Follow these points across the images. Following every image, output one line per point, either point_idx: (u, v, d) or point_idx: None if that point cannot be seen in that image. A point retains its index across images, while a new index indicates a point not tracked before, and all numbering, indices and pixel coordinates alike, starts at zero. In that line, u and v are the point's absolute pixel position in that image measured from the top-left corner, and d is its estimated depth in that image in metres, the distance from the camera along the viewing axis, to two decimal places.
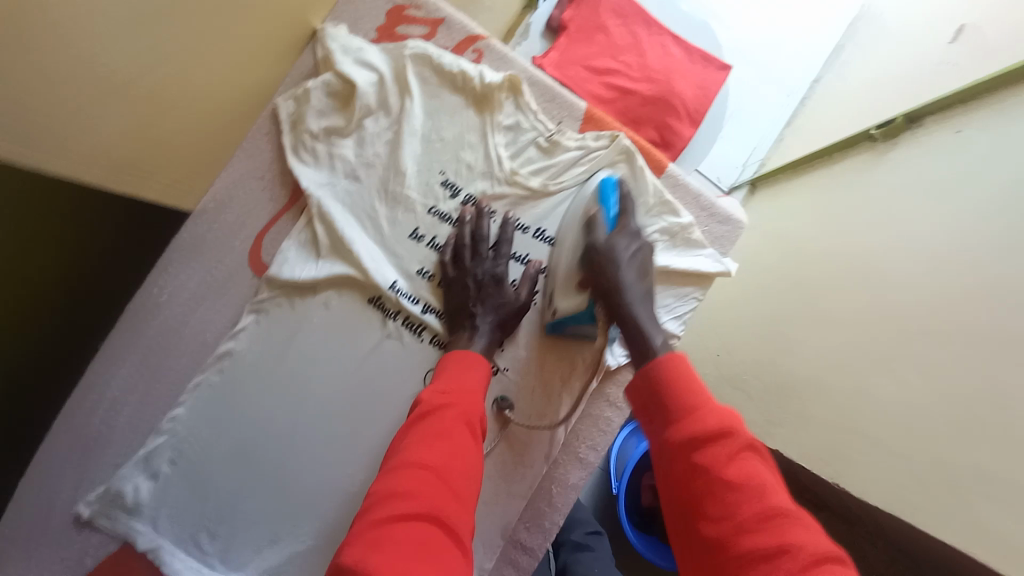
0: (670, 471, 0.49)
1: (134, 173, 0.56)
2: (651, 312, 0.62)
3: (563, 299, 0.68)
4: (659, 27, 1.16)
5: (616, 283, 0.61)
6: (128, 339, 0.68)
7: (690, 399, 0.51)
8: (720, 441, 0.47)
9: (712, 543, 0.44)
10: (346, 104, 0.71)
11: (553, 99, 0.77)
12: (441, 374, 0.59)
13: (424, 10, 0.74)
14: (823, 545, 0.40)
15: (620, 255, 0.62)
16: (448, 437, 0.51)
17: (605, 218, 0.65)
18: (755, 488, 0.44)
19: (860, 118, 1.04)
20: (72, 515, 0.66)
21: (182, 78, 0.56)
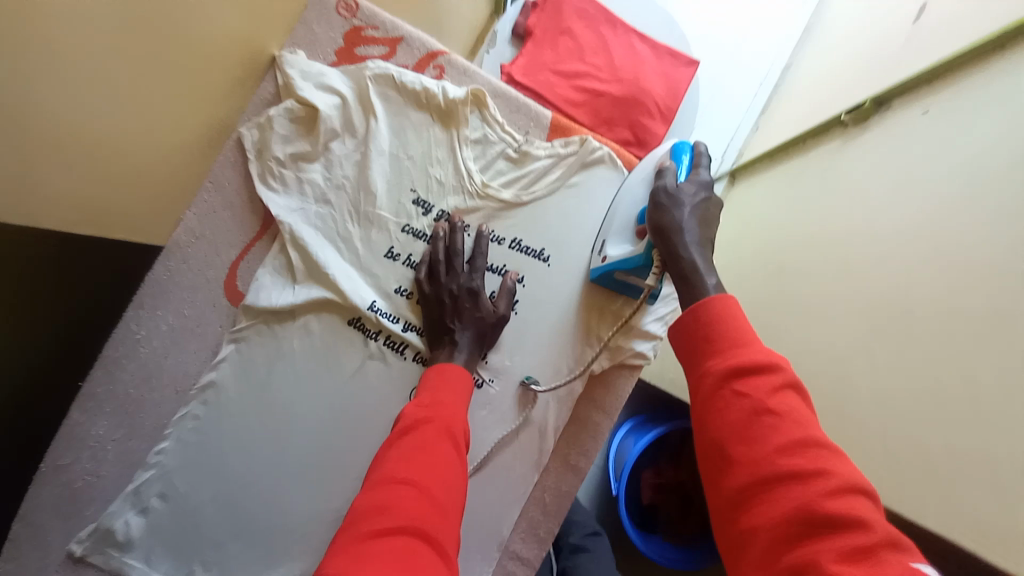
0: (699, 398, 0.45)
1: (104, 211, 0.56)
2: (710, 260, 0.56)
3: (617, 247, 0.69)
4: (624, 26, 1.17)
5: (675, 223, 0.58)
6: (109, 379, 0.68)
7: (735, 332, 0.46)
8: (762, 371, 0.42)
9: (738, 469, 0.40)
10: (310, 128, 0.71)
11: (517, 109, 0.78)
12: (424, 389, 0.59)
13: (382, 30, 0.75)
14: (856, 475, 0.37)
15: (682, 200, 0.60)
16: (429, 451, 0.51)
17: (675, 170, 0.64)
18: (794, 415, 0.40)
19: (832, 103, 1.04)
20: (66, 552, 0.67)
21: (140, 112, 0.57)
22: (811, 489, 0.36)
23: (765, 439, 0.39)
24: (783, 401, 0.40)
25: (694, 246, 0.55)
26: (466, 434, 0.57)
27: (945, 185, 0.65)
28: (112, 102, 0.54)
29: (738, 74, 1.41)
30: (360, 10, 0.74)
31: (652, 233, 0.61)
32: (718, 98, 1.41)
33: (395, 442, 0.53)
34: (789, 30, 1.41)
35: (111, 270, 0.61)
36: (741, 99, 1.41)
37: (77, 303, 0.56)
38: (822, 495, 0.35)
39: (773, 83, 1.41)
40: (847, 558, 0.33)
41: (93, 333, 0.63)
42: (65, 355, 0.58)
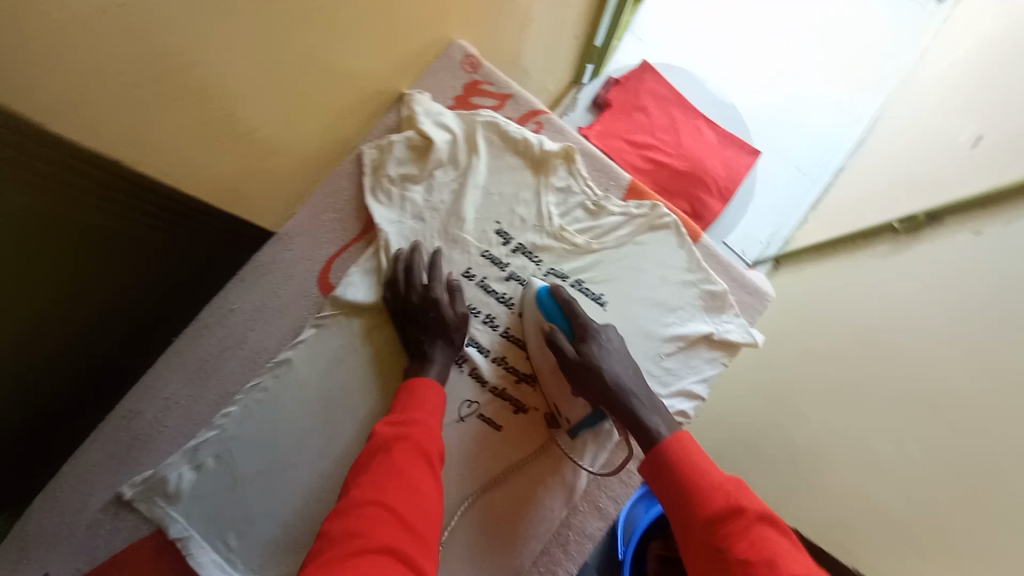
0: (697, 547, 0.56)
1: (209, 186, 0.63)
2: (643, 398, 0.70)
3: (568, 405, 0.76)
4: (695, 112, 1.29)
5: (607, 386, 0.71)
6: (198, 340, 0.76)
7: (698, 479, 0.59)
8: (733, 517, 0.54)
9: None
10: (421, 156, 0.81)
11: (601, 168, 0.86)
12: (396, 409, 0.67)
13: (496, 86, 0.87)
14: None
15: (593, 360, 0.71)
16: (404, 472, 0.59)
17: (561, 330, 0.75)
18: (772, 559, 0.50)
19: (882, 210, 1.11)
20: (115, 494, 0.72)
21: (279, 105, 0.64)
22: None
23: None
24: (755, 545, 0.52)
25: (630, 398, 0.69)
26: (438, 447, 0.64)
27: (989, 300, 0.69)
28: (258, 109, 0.62)
29: (791, 170, 1.51)
30: (481, 67, 0.85)
31: (593, 397, 0.72)
32: (769, 188, 1.49)
33: (367, 464, 0.61)
34: (845, 138, 1.51)
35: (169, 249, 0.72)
36: (792, 193, 1.49)
37: (105, 269, 0.65)
38: None
39: (824, 182, 1.49)
40: None
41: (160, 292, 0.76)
42: (106, 311, 0.69)
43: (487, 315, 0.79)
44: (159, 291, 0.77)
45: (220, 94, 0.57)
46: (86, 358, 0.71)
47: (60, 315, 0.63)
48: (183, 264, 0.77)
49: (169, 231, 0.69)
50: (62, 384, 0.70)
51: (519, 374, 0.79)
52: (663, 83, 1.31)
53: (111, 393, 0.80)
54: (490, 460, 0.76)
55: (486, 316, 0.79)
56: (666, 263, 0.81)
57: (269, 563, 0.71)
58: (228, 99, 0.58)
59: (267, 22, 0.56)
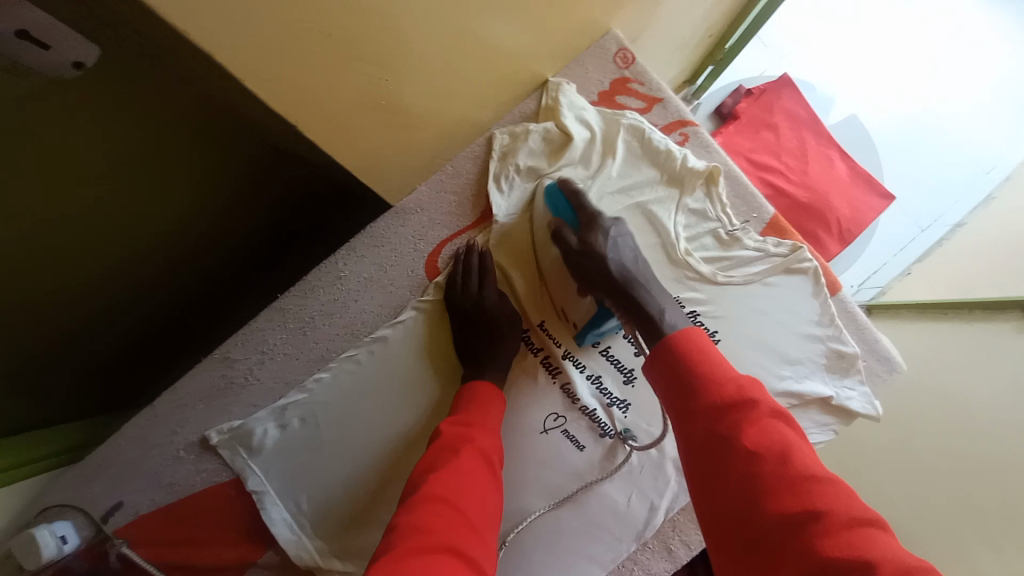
0: (694, 434, 0.50)
1: (352, 151, 0.65)
2: (655, 289, 0.63)
3: (573, 307, 0.72)
4: (829, 139, 1.17)
5: (610, 273, 0.64)
6: (302, 300, 0.75)
7: (707, 366, 0.52)
8: (744, 408, 0.49)
9: (739, 503, 0.45)
10: (554, 151, 0.77)
11: (742, 196, 0.80)
12: (457, 410, 0.65)
13: (647, 87, 0.82)
14: (852, 506, 0.42)
15: (597, 250, 0.65)
16: (464, 471, 0.56)
17: (567, 225, 0.69)
18: (782, 454, 0.46)
19: (1014, 283, 0.97)
20: (200, 436, 0.74)
21: (431, 58, 0.59)
22: (811, 525, 0.41)
23: (760, 476, 0.45)
24: (764, 437, 0.47)
25: (641, 289, 0.62)
26: (498, 453, 0.63)
27: None
28: (416, 86, 0.62)
29: (903, 213, 1.34)
30: (634, 64, 0.80)
31: (594, 288, 0.66)
32: (877, 231, 1.33)
33: (433, 463, 0.57)
34: (969, 189, 1.32)
35: (199, 189, 0.76)
36: (898, 239, 1.33)
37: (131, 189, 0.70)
38: (824, 531, 0.40)
39: (935, 235, 1.32)
40: None
41: (213, 241, 0.86)
42: (129, 233, 0.74)
43: None
44: (214, 242, 0.87)
45: (394, 70, 0.57)
46: (97, 272, 0.77)
47: (85, 219, 0.69)
48: (210, 209, 0.81)
49: (196, 169, 0.73)
50: (96, 299, 0.80)
51: (612, 398, 0.75)
52: (801, 103, 1.19)
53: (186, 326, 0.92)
54: (565, 477, 0.74)
55: None
56: (795, 312, 0.75)
57: (336, 531, 0.72)
58: (397, 75, 0.58)
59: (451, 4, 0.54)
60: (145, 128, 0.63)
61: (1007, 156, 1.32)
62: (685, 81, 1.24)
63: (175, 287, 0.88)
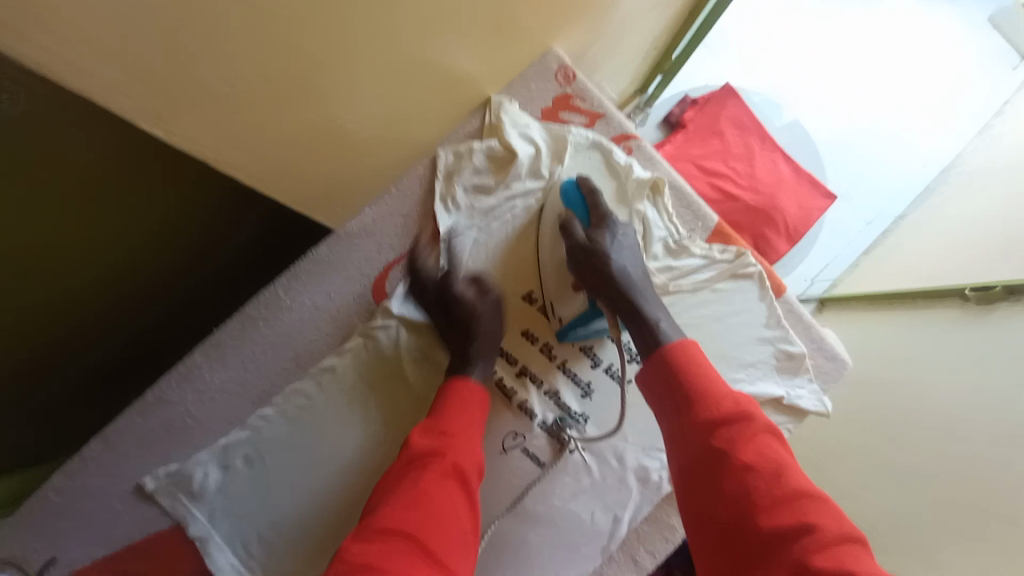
0: (691, 449, 0.52)
1: (288, 166, 0.65)
2: (650, 294, 0.66)
3: (563, 302, 0.73)
4: (773, 144, 1.21)
5: (612, 274, 0.65)
6: (245, 333, 0.72)
7: (699, 386, 0.54)
8: (740, 424, 0.51)
9: (734, 519, 0.47)
10: (499, 168, 0.78)
11: (688, 206, 0.81)
12: (439, 412, 0.61)
13: (588, 103, 0.84)
14: (843, 524, 0.44)
15: (603, 248, 0.67)
16: (430, 497, 0.53)
17: (578, 219, 0.71)
18: (776, 472, 0.48)
19: (952, 271, 1.04)
20: (135, 485, 0.69)
21: (358, 84, 0.60)
22: (802, 543, 0.43)
23: (757, 492, 0.47)
24: (757, 453, 0.49)
25: (645, 299, 0.64)
26: (477, 465, 0.58)
27: None
28: (358, 95, 0.61)
29: (849, 209, 1.39)
30: (575, 82, 0.82)
31: (594, 288, 0.67)
32: (826, 227, 1.38)
33: (400, 482, 0.55)
34: (908, 186, 1.39)
35: (151, 227, 0.72)
36: (846, 233, 1.38)
37: (85, 233, 0.65)
38: (816, 546, 0.42)
39: (881, 228, 1.38)
40: None
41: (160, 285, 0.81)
42: (73, 283, 0.70)
43: (546, 344, 0.76)
44: (162, 286, 0.82)
45: (317, 97, 0.58)
46: (58, 322, 0.71)
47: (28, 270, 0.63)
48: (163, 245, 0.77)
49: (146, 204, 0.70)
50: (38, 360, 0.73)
51: (570, 412, 0.74)
52: (746, 110, 1.23)
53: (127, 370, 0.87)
54: (526, 496, 0.72)
55: (542, 344, 0.76)
56: (743, 316, 0.76)
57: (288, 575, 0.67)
58: (333, 86, 0.58)
59: (377, 13, 0.53)
60: (84, 174, 0.59)
61: (940, 152, 1.40)
62: (635, 91, 1.21)
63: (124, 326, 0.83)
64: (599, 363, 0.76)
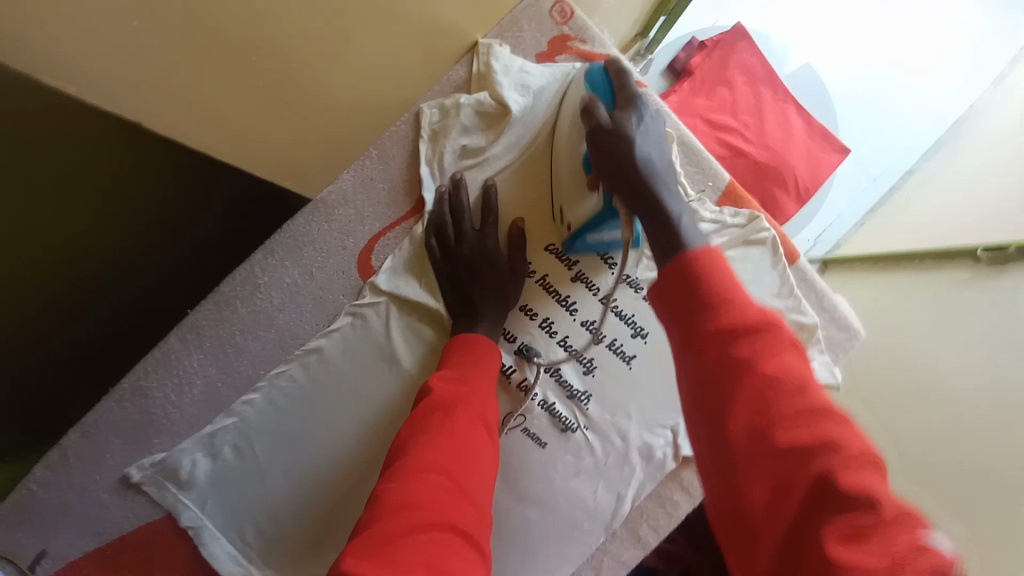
0: (697, 360, 0.42)
1: (258, 152, 0.66)
2: (675, 187, 0.55)
3: (573, 208, 0.66)
4: (786, 94, 1.12)
5: (632, 159, 0.53)
6: (222, 314, 0.67)
7: (717, 288, 0.43)
8: (761, 332, 0.41)
9: (740, 438, 0.39)
10: (491, 125, 0.71)
11: (697, 164, 0.75)
12: (448, 364, 0.60)
13: (589, 44, 0.74)
14: (866, 443, 0.37)
15: (628, 131, 0.55)
16: (460, 438, 0.51)
17: (602, 102, 0.57)
18: (797, 386, 0.39)
19: (960, 229, 0.99)
20: (121, 476, 0.66)
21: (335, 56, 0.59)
22: (821, 465, 0.36)
23: (771, 409, 0.39)
24: (778, 365, 0.40)
25: (669, 192, 0.53)
26: (494, 413, 0.57)
27: None
28: (327, 81, 0.61)
29: (858, 165, 1.33)
30: (573, 19, 0.74)
31: (611, 182, 0.56)
32: (834, 185, 1.31)
33: (423, 428, 0.52)
34: (919, 138, 1.32)
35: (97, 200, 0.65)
36: (853, 190, 1.33)
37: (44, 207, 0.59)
38: (836, 467, 0.35)
39: (889, 184, 1.32)
40: (854, 544, 0.33)
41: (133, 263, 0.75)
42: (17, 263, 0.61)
43: (546, 319, 0.72)
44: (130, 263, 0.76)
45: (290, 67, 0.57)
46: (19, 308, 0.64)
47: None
48: None
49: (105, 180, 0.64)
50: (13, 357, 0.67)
51: (572, 391, 0.72)
52: (757, 55, 1.14)
53: None
54: (527, 476, 0.70)
55: (542, 319, 0.72)
56: (753, 285, 0.72)
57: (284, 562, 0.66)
58: (298, 70, 0.58)
59: None
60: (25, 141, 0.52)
61: (955, 100, 1.32)
62: (636, 35, 1.09)
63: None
64: (601, 338, 0.73)
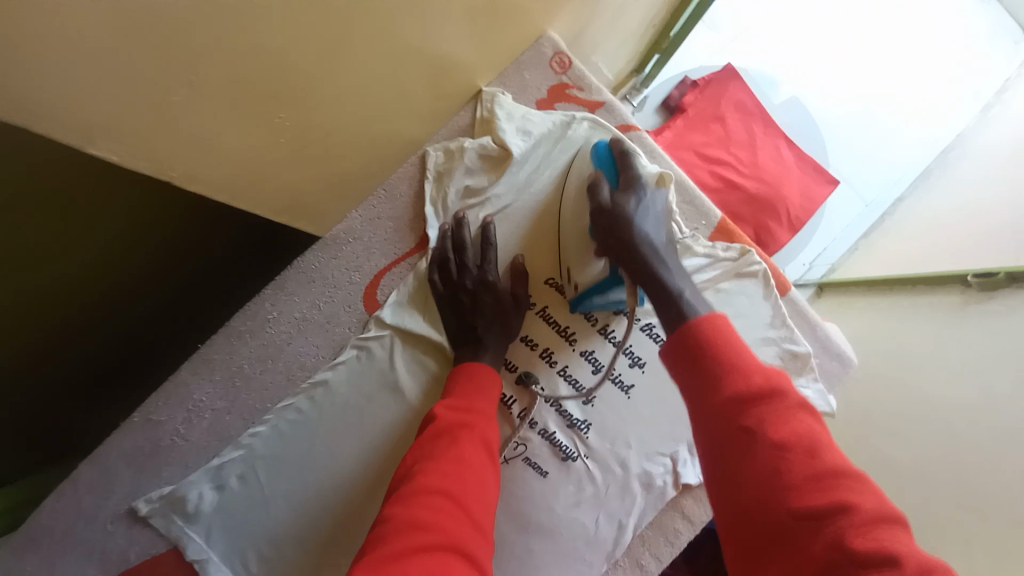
0: (710, 429, 0.45)
1: (253, 176, 0.58)
2: (675, 266, 0.60)
3: (580, 271, 0.70)
4: (776, 128, 1.17)
5: (635, 241, 0.60)
6: (231, 348, 0.69)
7: (725, 357, 0.46)
8: (770, 398, 0.44)
9: (754, 502, 0.41)
10: (494, 167, 0.75)
11: (691, 202, 0.78)
12: (454, 390, 0.62)
13: (586, 92, 0.80)
14: (885, 507, 0.38)
15: (627, 213, 0.62)
16: (465, 462, 0.52)
17: (606, 180, 0.65)
18: (809, 449, 0.41)
19: (948, 257, 1.01)
20: (127, 507, 0.66)
21: (348, 102, 0.59)
22: (837, 529, 0.37)
23: (782, 471, 0.41)
24: (788, 429, 0.42)
25: (672, 275, 0.57)
26: (497, 438, 0.59)
27: None
28: (338, 124, 0.61)
29: (849, 192, 1.36)
30: (571, 69, 0.78)
31: (616, 257, 0.62)
32: (827, 212, 1.34)
33: (429, 451, 0.53)
34: (908, 166, 1.36)
35: (116, 231, 0.69)
36: (845, 216, 1.36)
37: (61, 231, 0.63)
38: (853, 530, 0.36)
39: (880, 209, 1.35)
40: None
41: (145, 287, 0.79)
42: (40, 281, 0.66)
43: (546, 349, 0.74)
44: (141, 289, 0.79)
45: (308, 113, 0.57)
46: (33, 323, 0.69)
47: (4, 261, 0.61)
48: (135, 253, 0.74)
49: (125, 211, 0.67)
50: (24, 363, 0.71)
51: (573, 420, 0.73)
52: (747, 92, 1.19)
53: (110, 384, 0.83)
54: (529, 506, 0.71)
55: (543, 349, 0.74)
56: (746, 316, 0.75)
57: None
58: (309, 113, 0.57)
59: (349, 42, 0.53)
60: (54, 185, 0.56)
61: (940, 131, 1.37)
62: (631, 72, 1.15)
63: (98, 341, 0.78)
64: (601, 368, 0.74)
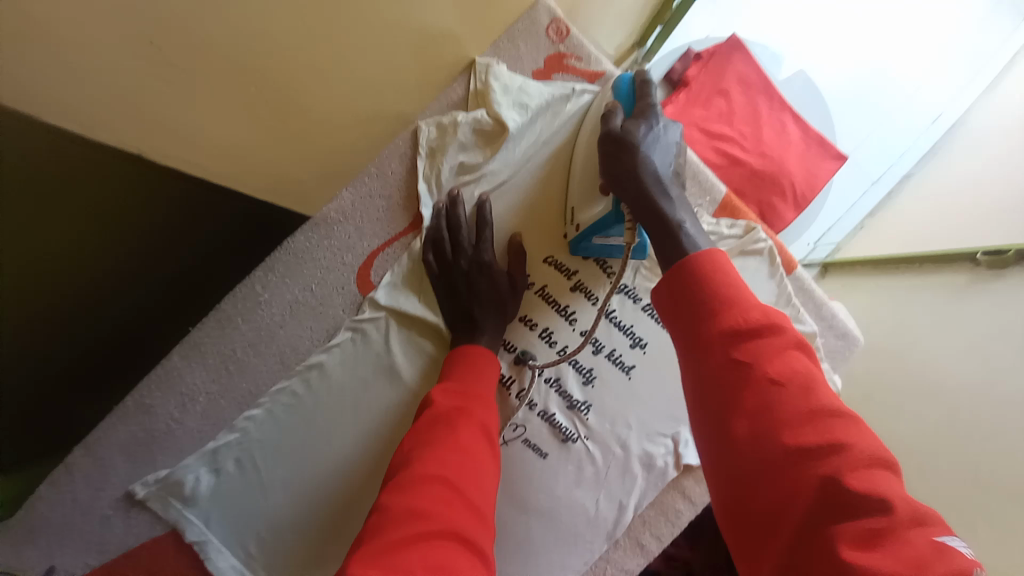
0: (704, 366, 0.43)
1: (234, 151, 0.56)
2: (682, 198, 0.56)
3: (585, 209, 0.68)
4: (781, 103, 1.13)
5: (638, 172, 0.56)
6: (222, 332, 0.68)
7: (723, 293, 0.44)
8: (767, 335, 0.42)
9: (743, 438, 0.39)
10: (489, 143, 0.73)
11: (695, 177, 0.75)
12: (451, 374, 0.60)
13: (585, 62, 0.77)
14: (877, 447, 0.37)
15: (635, 140, 0.58)
16: (462, 446, 0.51)
17: (621, 110, 0.62)
18: (804, 387, 0.39)
19: (957, 233, 0.99)
20: (124, 492, 0.66)
21: (329, 71, 0.56)
22: (829, 467, 0.36)
23: (776, 408, 0.39)
24: (783, 367, 0.40)
25: (676, 205, 0.54)
26: (496, 422, 0.58)
27: None
28: (321, 96, 0.58)
29: (856, 169, 1.32)
30: (568, 37, 0.75)
31: (618, 190, 0.59)
32: (833, 189, 1.31)
33: (426, 436, 0.52)
34: (917, 142, 1.32)
35: None
36: (852, 194, 1.33)
37: None
38: (846, 467, 0.35)
39: (887, 187, 1.32)
40: (866, 545, 0.33)
41: None
42: None
43: (546, 329, 0.72)
44: None
45: (287, 83, 0.54)
46: None
47: None
48: None
49: None
50: None
51: (573, 401, 0.72)
52: (752, 65, 1.14)
53: None
54: (529, 487, 0.71)
55: (542, 329, 0.72)
56: None
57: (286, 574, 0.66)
58: (289, 83, 0.54)
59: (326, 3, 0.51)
60: None
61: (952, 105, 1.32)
62: (634, 44, 1.09)
63: None
64: (601, 348, 0.73)
